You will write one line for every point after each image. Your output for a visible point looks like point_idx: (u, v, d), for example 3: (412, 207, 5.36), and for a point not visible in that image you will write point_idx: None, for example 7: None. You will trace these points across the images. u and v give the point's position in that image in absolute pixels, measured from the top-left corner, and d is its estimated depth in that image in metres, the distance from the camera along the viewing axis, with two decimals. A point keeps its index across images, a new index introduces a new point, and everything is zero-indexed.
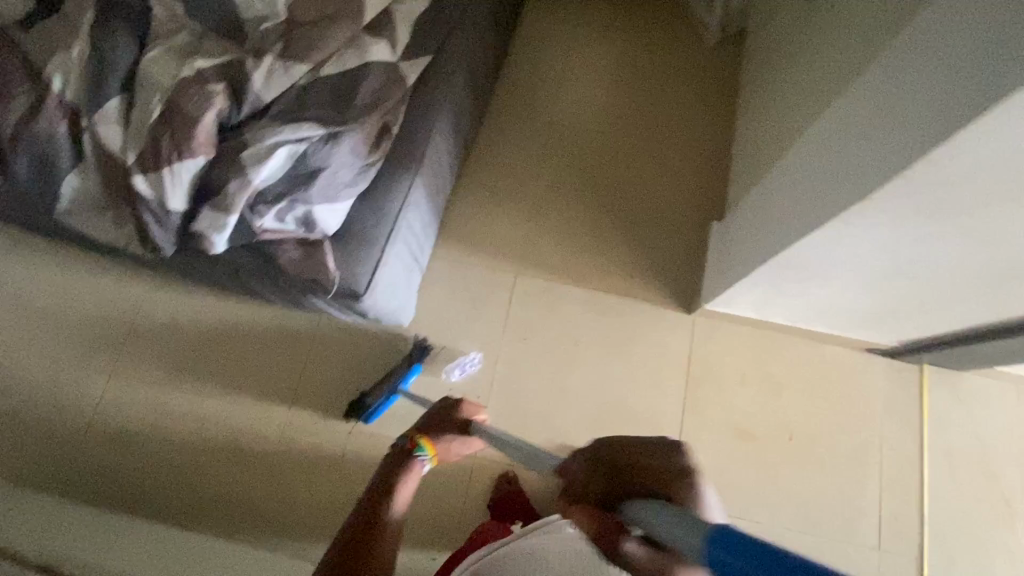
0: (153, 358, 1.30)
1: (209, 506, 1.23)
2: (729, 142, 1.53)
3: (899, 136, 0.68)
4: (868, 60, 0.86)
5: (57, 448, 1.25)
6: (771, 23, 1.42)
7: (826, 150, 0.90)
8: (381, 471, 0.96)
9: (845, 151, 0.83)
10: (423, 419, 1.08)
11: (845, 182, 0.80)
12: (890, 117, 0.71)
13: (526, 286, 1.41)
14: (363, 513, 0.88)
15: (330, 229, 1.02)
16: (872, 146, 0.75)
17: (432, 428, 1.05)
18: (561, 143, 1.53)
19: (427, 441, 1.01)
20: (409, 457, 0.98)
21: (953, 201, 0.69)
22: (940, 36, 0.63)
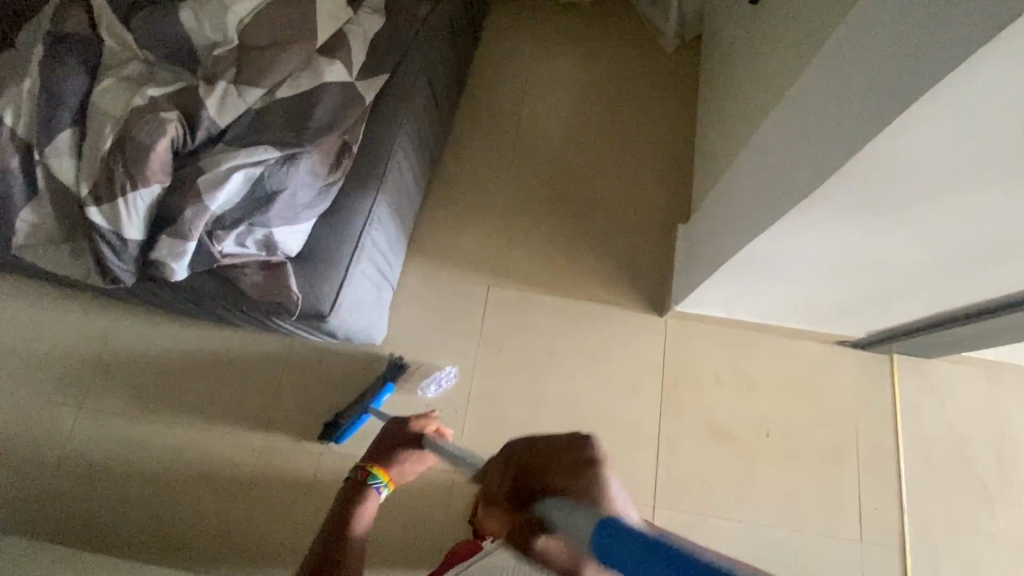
0: (122, 390, 1.28)
1: (184, 539, 1.20)
2: (692, 145, 1.56)
3: (840, 131, 0.69)
4: (810, 60, 0.88)
5: (23, 488, 1.22)
6: (724, 28, 1.46)
7: (776, 148, 0.92)
8: (336, 508, 0.98)
9: (793, 148, 0.85)
10: (376, 442, 1.07)
11: (795, 178, 0.82)
12: (830, 113, 0.73)
13: (499, 298, 1.41)
14: (324, 545, 0.92)
15: (292, 250, 1.02)
16: (816, 141, 0.76)
17: (385, 454, 1.04)
18: (528, 154, 1.54)
19: (382, 470, 1.01)
20: (365, 489, 0.99)
21: (895, 191, 0.71)
22: (881, 30, 0.65)
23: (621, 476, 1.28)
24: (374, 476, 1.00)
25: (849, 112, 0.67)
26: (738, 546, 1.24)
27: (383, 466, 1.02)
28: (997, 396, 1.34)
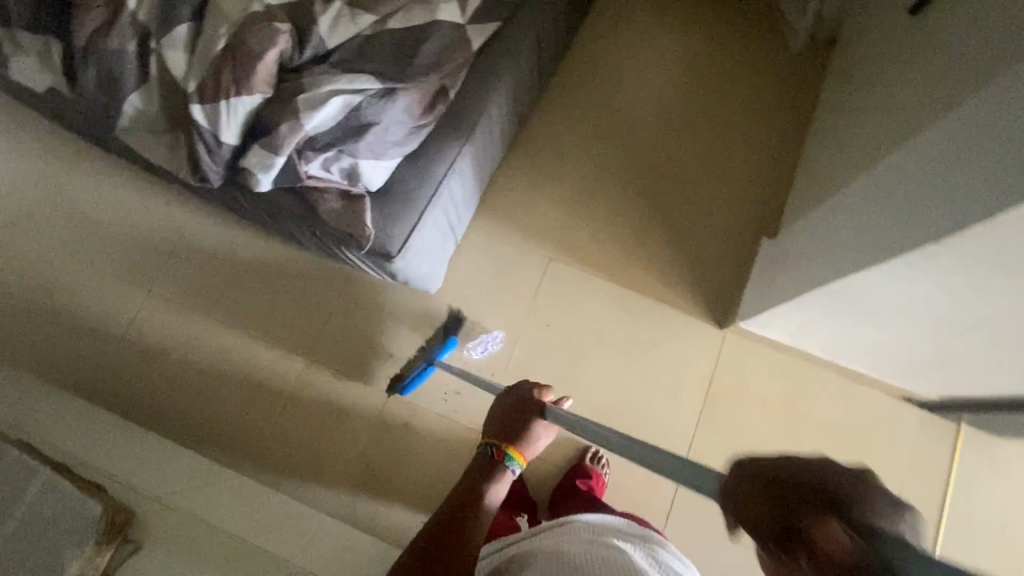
0: (189, 283, 1.35)
1: (219, 432, 1.26)
2: (795, 157, 1.45)
3: (992, 175, 0.61)
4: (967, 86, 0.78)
5: (89, 352, 1.31)
6: (862, 35, 1.32)
7: (901, 176, 0.83)
8: (468, 480, 0.83)
9: (922, 182, 0.77)
10: (497, 417, 0.94)
11: (919, 217, 0.74)
12: (978, 153, 0.65)
13: (558, 273, 1.38)
14: (442, 524, 0.75)
15: (373, 185, 1.02)
16: (956, 181, 0.68)
17: (514, 428, 0.90)
18: (618, 132, 1.48)
19: (516, 450, 0.87)
20: (498, 466, 0.85)
21: None
22: None
23: (643, 477, 1.26)
24: (506, 453, 0.87)
25: (1011, 156, 0.60)
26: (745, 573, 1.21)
27: (516, 444, 0.88)
28: None
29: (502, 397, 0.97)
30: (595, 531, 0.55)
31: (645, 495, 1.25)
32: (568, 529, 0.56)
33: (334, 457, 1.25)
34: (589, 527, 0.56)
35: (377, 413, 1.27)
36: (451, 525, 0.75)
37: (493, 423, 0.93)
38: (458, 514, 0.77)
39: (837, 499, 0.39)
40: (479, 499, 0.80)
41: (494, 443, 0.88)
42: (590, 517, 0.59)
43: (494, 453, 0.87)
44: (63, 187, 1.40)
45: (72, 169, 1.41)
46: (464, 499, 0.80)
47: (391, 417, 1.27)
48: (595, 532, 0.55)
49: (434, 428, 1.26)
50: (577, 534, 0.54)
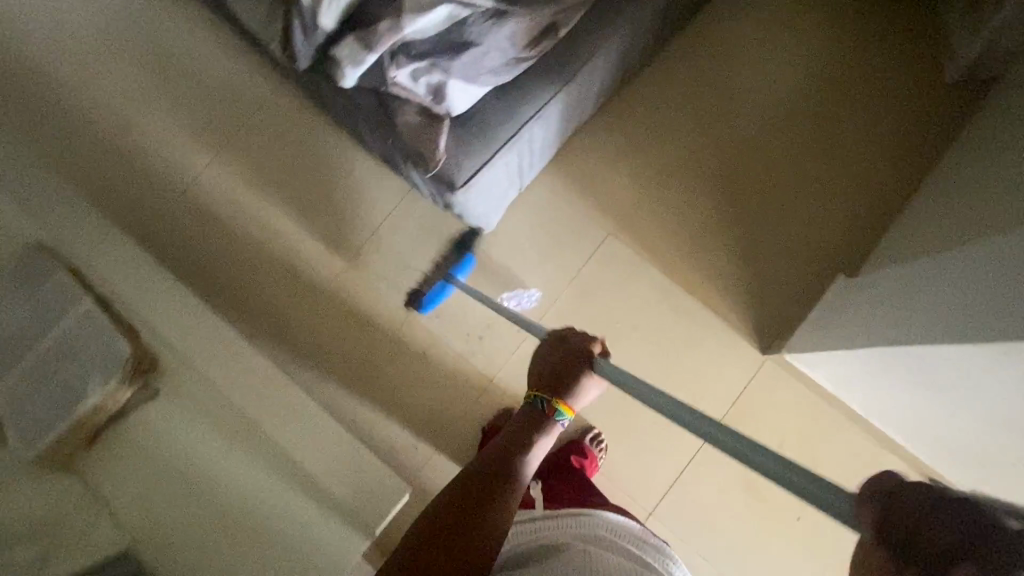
0: (254, 158, 1.35)
1: (249, 307, 1.30)
2: (904, 198, 1.32)
3: None
4: None
5: (149, 199, 1.35)
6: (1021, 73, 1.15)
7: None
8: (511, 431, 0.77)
9: None
10: (541, 362, 0.83)
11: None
12: None
13: (613, 249, 1.33)
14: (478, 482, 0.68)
15: (456, 109, 0.96)
16: None
17: (565, 376, 0.81)
18: (720, 120, 1.36)
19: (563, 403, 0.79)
20: (543, 421, 0.78)
21: None
22: None
23: (635, 472, 1.25)
24: (553, 407, 0.79)
25: None
26: None
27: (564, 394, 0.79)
28: None
29: (551, 336, 0.86)
30: (615, 529, 0.62)
31: (632, 490, 1.24)
32: (588, 521, 0.62)
33: (348, 362, 1.28)
34: (608, 521, 0.63)
35: (399, 333, 1.29)
36: (484, 485, 0.68)
37: (539, 369, 0.83)
38: (497, 470, 0.70)
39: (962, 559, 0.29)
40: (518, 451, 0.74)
41: (541, 398, 0.79)
42: (611, 518, 0.63)
43: (541, 408, 0.79)
44: (158, 30, 1.40)
45: (170, 14, 1.40)
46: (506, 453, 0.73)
47: (411, 341, 1.28)
48: (616, 540, 0.60)
49: (448, 363, 1.27)
50: (596, 529, 0.61)
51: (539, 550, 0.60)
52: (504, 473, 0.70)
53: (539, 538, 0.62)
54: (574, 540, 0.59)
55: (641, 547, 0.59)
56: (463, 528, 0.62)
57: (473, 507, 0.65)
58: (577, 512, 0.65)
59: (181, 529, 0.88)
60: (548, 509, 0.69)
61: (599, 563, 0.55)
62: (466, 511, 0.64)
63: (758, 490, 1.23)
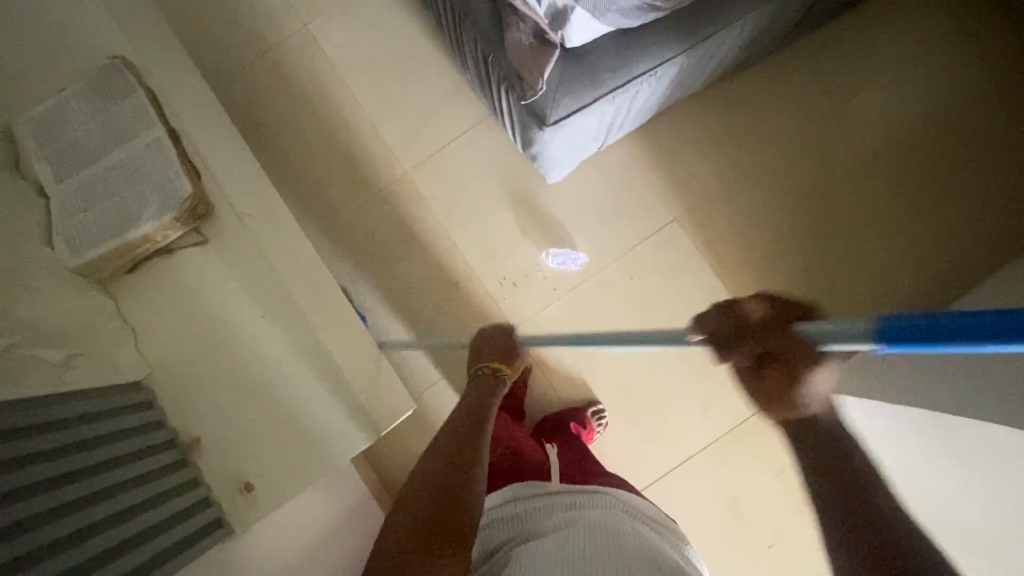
0: (343, 39, 1.31)
1: (300, 185, 1.28)
2: (991, 269, 1.22)
3: None
4: None
5: (230, 49, 1.31)
6: None
7: None
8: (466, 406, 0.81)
9: None
10: (482, 343, 0.96)
11: None
12: None
13: (672, 234, 1.28)
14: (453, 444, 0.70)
15: (571, 41, 0.90)
16: None
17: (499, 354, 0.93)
18: (823, 136, 1.28)
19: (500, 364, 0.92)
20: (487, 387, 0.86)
21: None
22: None
23: (626, 456, 1.25)
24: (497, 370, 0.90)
25: None
26: None
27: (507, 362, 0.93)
28: None
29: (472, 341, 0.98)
30: (630, 510, 0.65)
31: (618, 471, 1.24)
32: (603, 500, 0.66)
33: (382, 268, 1.26)
34: (622, 503, 0.67)
35: (438, 253, 1.27)
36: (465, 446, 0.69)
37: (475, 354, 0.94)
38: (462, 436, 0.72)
39: (797, 344, 0.45)
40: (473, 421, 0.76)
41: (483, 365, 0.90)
42: (619, 497, 0.67)
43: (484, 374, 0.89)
44: None
45: None
46: (470, 421, 0.75)
47: (448, 265, 1.26)
48: (624, 513, 0.64)
49: (478, 297, 1.26)
50: (612, 506, 0.65)
51: (562, 518, 0.62)
52: (473, 435, 0.72)
53: (559, 511, 0.64)
54: (599, 513, 0.62)
55: (655, 528, 0.64)
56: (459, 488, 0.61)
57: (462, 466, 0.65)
58: (589, 490, 0.69)
59: (194, 374, 0.89)
60: (560, 489, 0.71)
61: (628, 532, 0.58)
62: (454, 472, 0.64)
63: (740, 509, 1.23)
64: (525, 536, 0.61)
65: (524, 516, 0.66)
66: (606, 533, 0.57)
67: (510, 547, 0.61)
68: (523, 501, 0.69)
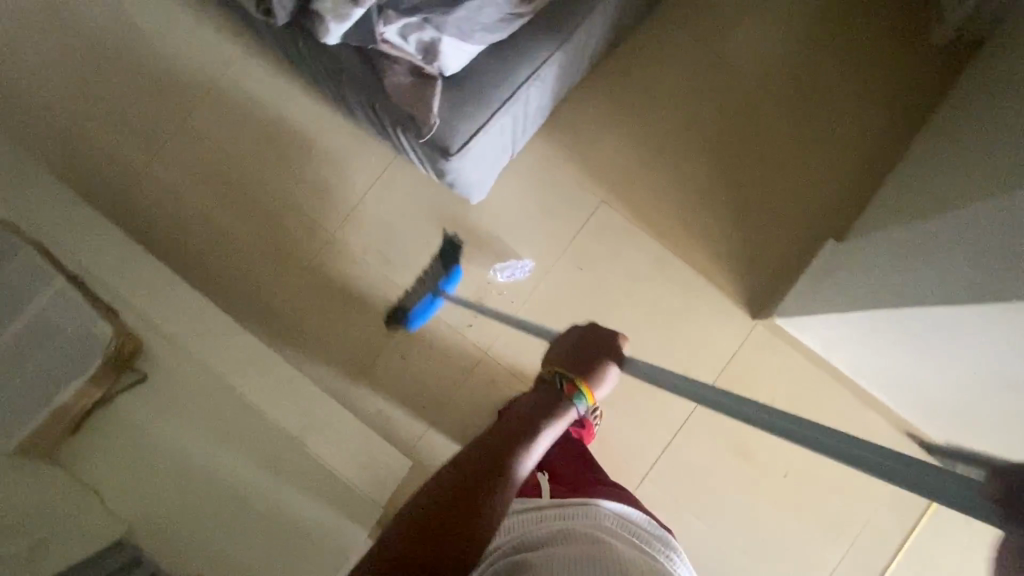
0: (225, 127, 1.28)
1: (228, 282, 1.24)
2: (894, 160, 1.31)
3: None
4: None
5: (114, 170, 1.26)
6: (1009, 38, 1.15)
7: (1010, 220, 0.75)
8: (519, 417, 0.72)
9: None
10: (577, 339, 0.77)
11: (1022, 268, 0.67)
12: None
13: (604, 215, 1.31)
14: (478, 460, 0.66)
15: (449, 69, 0.91)
16: None
17: (584, 361, 0.74)
18: (710, 84, 1.34)
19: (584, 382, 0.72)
20: (562, 402, 0.72)
21: None
22: None
23: (630, 439, 1.27)
24: (575, 390, 0.72)
25: None
26: (696, 548, 1.25)
27: (589, 374, 0.73)
28: None
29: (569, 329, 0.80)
30: (621, 523, 0.62)
31: (626, 454, 1.27)
32: (593, 513, 0.62)
33: (339, 337, 1.24)
34: (616, 525, 0.62)
35: (388, 305, 1.25)
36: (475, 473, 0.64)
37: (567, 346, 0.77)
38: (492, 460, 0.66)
39: None
40: (523, 446, 0.68)
41: (563, 374, 0.73)
42: (615, 521, 0.62)
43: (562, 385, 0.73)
44: None
45: None
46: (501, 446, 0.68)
47: (401, 313, 1.25)
48: (608, 536, 0.58)
49: (441, 335, 1.25)
50: (602, 520, 0.61)
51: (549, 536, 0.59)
52: (500, 460, 0.66)
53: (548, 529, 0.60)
54: (587, 530, 0.59)
55: (646, 542, 0.61)
56: (450, 522, 0.60)
57: (469, 488, 0.63)
58: (586, 504, 0.64)
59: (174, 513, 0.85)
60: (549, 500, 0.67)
61: (613, 552, 0.55)
62: (449, 509, 0.61)
63: (748, 450, 1.27)
64: (511, 556, 0.59)
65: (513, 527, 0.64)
66: (590, 554, 0.53)
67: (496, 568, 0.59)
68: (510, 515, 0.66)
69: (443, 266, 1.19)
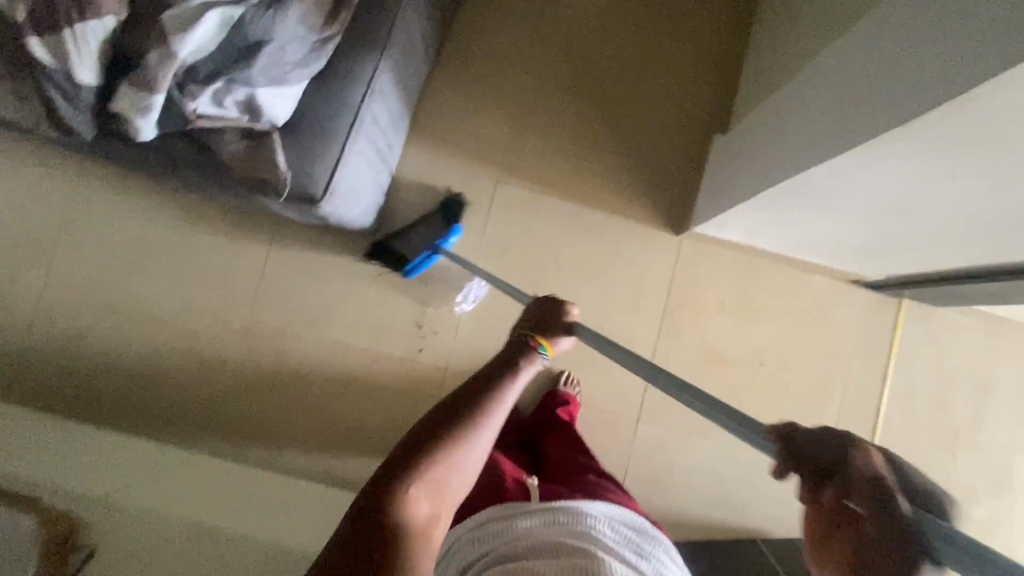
0: (95, 259, 1.20)
1: (168, 407, 1.20)
2: (746, 37, 1.33)
3: (926, 67, 0.59)
4: None
5: (2, 348, 1.18)
6: None
7: (847, 71, 0.78)
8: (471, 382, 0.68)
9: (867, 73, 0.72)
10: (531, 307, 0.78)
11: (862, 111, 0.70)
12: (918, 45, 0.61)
13: (504, 195, 1.29)
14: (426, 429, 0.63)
15: (279, 118, 0.87)
16: (898, 73, 0.64)
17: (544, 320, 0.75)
18: (553, 31, 1.33)
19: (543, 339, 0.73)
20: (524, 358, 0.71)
21: (986, 141, 0.59)
22: None
23: (610, 392, 1.29)
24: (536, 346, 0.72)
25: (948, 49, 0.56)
26: (708, 464, 1.28)
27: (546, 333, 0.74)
28: (997, 350, 1.31)
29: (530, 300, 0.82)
30: (608, 529, 0.65)
31: (613, 406, 1.29)
32: (585, 522, 0.64)
33: (298, 414, 1.21)
34: (604, 537, 0.63)
35: (334, 365, 1.22)
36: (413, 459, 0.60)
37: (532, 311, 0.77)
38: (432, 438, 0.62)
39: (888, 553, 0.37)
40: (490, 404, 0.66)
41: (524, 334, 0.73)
42: (603, 532, 0.63)
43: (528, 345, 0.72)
44: None
45: None
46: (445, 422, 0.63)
47: (350, 367, 1.22)
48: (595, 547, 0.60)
49: (396, 371, 1.23)
50: (592, 528, 0.64)
51: (539, 542, 0.61)
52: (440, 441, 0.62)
53: (532, 530, 0.63)
54: (570, 541, 0.60)
55: (635, 551, 0.63)
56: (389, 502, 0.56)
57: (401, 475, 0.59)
58: (572, 512, 0.66)
59: None
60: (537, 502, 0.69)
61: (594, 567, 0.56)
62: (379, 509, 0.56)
63: (721, 357, 1.30)
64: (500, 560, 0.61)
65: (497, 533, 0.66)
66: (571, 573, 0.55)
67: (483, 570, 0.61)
68: (497, 519, 0.69)
69: (444, 222, 1.22)
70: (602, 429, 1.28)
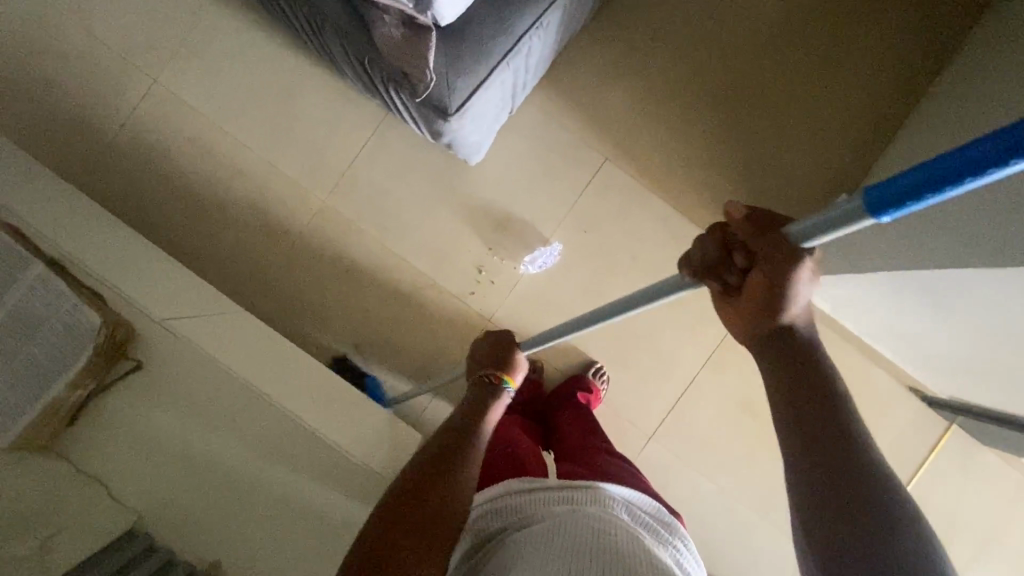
0: (200, 88, 1.19)
1: (220, 255, 1.21)
2: (909, 105, 1.24)
3: None
4: None
5: (88, 140, 1.19)
6: None
7: None
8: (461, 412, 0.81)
9: None
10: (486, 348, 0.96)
11: None
12: None
13: (607, 174, 1.25)
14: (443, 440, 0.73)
15: (443, 18, 0.82)
16: None
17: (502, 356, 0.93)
18: (718, 28, 1.26)
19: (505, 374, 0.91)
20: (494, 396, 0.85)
21: None
22: None
23: (634, 400, 1.28)
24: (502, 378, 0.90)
25: None
26: (698, 503, 1.28)
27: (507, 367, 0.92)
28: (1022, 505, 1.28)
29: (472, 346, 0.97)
30: (624, 512, 0.64)
31: (631, 416, 1.28)
32: (601, 499, 0.64)
33: (338, 308, 1.22)
34: (622, 515, 0.62)
35: (387, 274, 1.22)
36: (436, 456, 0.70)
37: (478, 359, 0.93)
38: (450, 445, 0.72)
39: (779, 242, 0.52)
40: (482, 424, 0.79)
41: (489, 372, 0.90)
42: (621, 512, 0.63)
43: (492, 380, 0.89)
44: None
45: None
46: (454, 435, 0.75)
47: (401, 283, 1.22)
48: (612, 521, 0.59)
49: (443, 303, 1.22)
50: (610, 506, 0.63)
51: (555, 512, 0.61)
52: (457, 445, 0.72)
53: (549, 503, 0.63)
54: (588, 511, 0.60)
55: (654, 537, 0.62)
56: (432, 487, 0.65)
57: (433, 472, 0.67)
58: (585, 489, 0.66)
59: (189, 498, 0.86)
60: (556, 480, 0.69)
61: (616, 537, 0.55)
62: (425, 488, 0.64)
63: (752, 408, 1.28)
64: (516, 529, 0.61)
65: (515, 507, 0.65)
66: (590, 537, 0.54)
67: (500, 542, 0.60)
68: (515, 493, 0.68)
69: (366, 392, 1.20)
70: (612, 431, 1.28)
